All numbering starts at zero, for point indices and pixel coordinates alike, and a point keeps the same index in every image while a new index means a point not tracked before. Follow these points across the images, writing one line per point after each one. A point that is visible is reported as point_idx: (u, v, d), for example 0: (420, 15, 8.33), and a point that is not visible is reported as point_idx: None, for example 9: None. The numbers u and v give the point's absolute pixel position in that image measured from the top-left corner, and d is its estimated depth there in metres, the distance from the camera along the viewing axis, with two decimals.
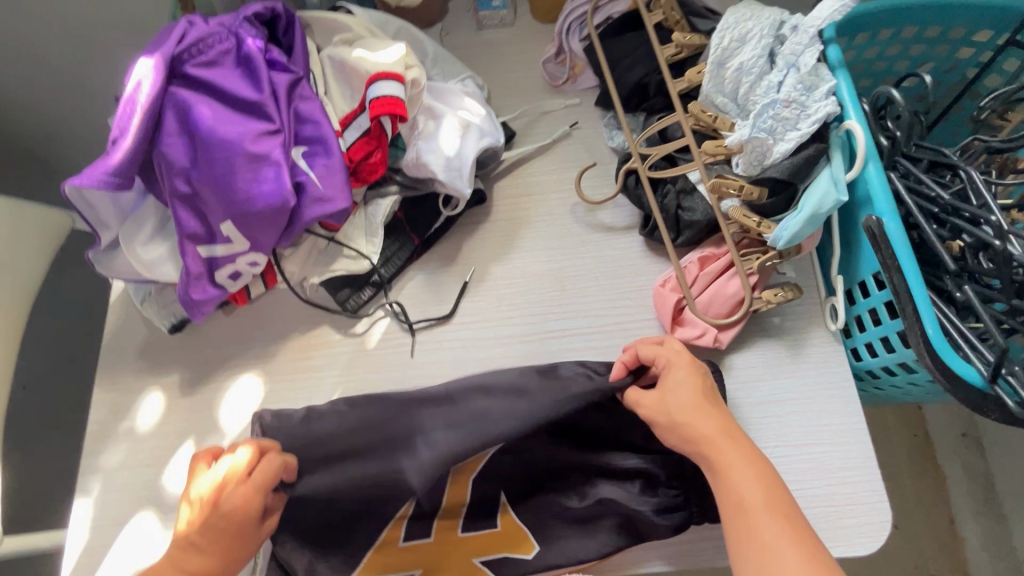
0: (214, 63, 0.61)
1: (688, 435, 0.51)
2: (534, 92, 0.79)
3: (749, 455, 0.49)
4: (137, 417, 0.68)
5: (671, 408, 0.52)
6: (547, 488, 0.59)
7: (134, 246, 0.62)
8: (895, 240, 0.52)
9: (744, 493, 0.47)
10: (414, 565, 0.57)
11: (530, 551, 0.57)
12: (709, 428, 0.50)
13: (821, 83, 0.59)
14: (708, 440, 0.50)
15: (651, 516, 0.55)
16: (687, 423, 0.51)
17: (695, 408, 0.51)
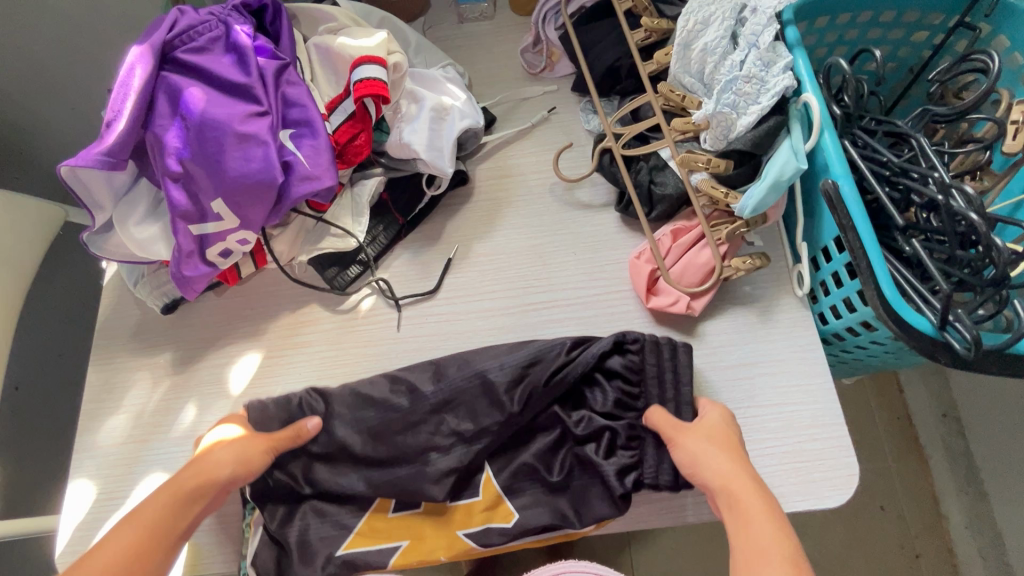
0: (204, 50, 0.63)
1: (709, 470, 0.52)
2: (513, 80, 0.82)
3: (768, 501, 0.49)
4: (131, 395, 0.70)
5: (694, 450, 0.54)
6: (526, 454, 0.61)
7: (128, 225, 0.64)
8: (849, 202, 0.55)
9: (759, 541, 0.46)
10: (402, 536, 0.60)
11: (509, 519, 0.59)
12: (737, 471, 0.51)
13: (779, 59, 0.62)
14: (729, 478, 0.51)
15: (610, 476, 0.58)
16: (706, 463, 0.53)
17: (718, 446, 0.54)
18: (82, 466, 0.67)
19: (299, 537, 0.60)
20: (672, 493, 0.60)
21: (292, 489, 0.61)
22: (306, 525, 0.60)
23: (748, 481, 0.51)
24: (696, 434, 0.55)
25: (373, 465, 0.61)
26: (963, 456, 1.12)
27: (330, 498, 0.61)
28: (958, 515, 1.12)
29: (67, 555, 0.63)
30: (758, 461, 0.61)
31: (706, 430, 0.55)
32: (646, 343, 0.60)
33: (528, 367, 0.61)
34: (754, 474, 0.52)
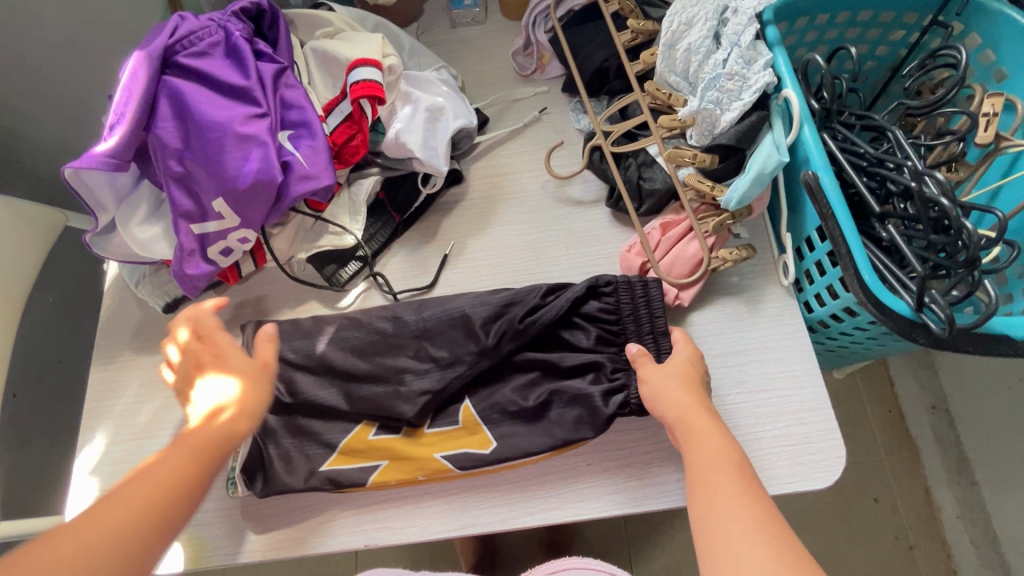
0: (204, 54, 0.65)
1: (670, 403, 0.57)
2: (505, 82, 0.85)
3: (718, 424, 0.56)
4: (134, 394, 0.71)
5: (657, 384, 0.59)
6: (505, 389, 0.65)
7: (130, 226, 0.65)
8: (829, 192, 0.57)
9: (711, 455, 0.53)
10: (383, 456, 0.63)
11: (487, 446, 0.63)
12: (695, 405, 0.57)
13: (759, 57, 0.64)
14: (688, 409, 0.57)
15: (598, 399, 0.62)
16: (668, 399, 0.58)
17: (677, 381, 0.59)
18: (81, 465, 0.68)
19: (279, 453, 0.63)
20: (664, 479, 0.62)
21: (276, 402, 0.65)
22: (286, 442, 0.64)
23: (703, 410, 0.57)
24: (662, 371, 0.60)
25: (355, 382, 0.65)
26: (953, 446, 1.14)
27: (311, 414, 0.65)
28: (950, 505, 1.13)
29: None
30: (749, 445, 0.63)
31: (669, 365, 0.60)
32: (619, 283, 0.65)
33: (506, 307, 0.66)
34: (707, 403, 0.58)
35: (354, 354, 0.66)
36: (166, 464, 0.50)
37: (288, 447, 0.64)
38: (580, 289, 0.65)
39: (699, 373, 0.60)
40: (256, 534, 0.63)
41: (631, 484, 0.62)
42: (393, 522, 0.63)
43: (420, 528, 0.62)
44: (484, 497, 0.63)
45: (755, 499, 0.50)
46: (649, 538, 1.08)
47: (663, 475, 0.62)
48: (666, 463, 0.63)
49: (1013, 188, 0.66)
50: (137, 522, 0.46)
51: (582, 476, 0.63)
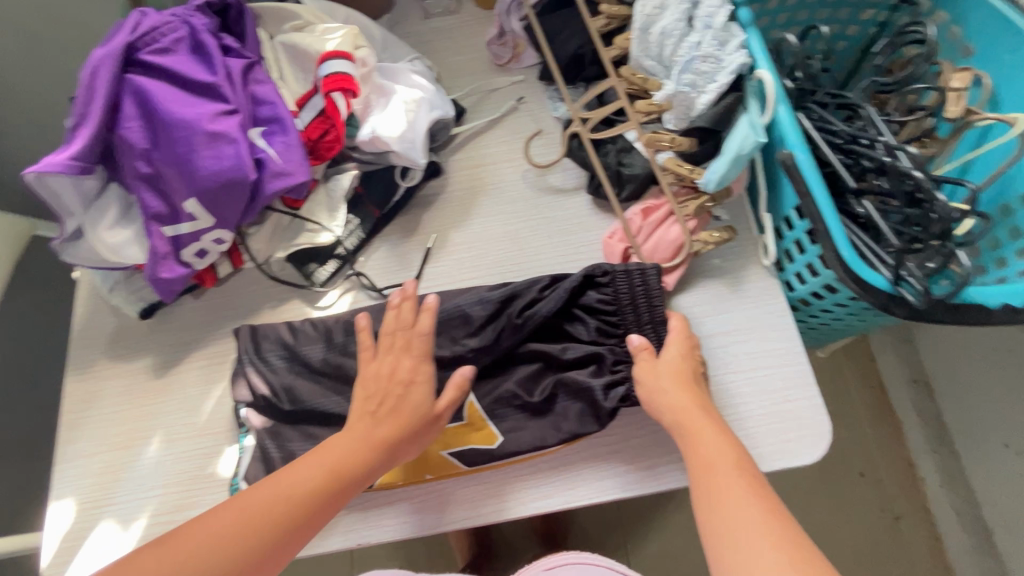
0: (168, 51, 0.63)
1: (667, 405, 0.58)
2: (481, 72, 0.84)
3: (714, 423, 0.56)
4: (112, 404, 0.69)
5: (654, 386, 0.59)
6: (509, 383, 0.64)
7: (99, 230, 0.64)
8: (806, 170, 0.58)
9: (712, 455, 0.54)
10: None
11: (493, 442, 0.62)
12: (692, 407, 0.57)
13: (732, 38, 0.65)
14: (684, 410, 0.57)
15: (599, 391, 0.61)
16: (663, 401, 0.58)
17: (674, 382, 0.58)
18: (61, 477, 0.66)
19: (284, 455, 0.64)
20: (656, 463, 0.63)
21: (277, 410, 0.65)
22: (293, 447, 0.64)
23: (698, 410, 0.57)
24: (656, 370, 0.59)
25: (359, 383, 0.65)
26: (934, 417, 1.17)
27: (318, 421, 0.65)
28: (933, 475, 1.16)
29: (53, 565, 0.63)
30: (740, 424, 0.64)
31: (661, 362, 0.60)
32: (616, 273, 0.64)
33: (508, 301, 0.65)
34: (702, 401, 0.58)
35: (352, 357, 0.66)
36: (315, 492, 0.53)
37: (293, 450, 0.64)
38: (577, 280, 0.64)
39: (694, 371, 0.60)
40: None
41: (623, 469, 0.63)
42: (387, 518, 0.63)
43: (413, 522, 0.62)
44: (486, 491, 0.63)
45: (763, 498, 0.50)
46: (644, 523, 1.09)
47: (655, 459, 0.63)
48: (655, 447, 0.63)
49: (984, 161, 0.68)
50: (297, 518, 0.52)
51: (573, 464, 0.63)
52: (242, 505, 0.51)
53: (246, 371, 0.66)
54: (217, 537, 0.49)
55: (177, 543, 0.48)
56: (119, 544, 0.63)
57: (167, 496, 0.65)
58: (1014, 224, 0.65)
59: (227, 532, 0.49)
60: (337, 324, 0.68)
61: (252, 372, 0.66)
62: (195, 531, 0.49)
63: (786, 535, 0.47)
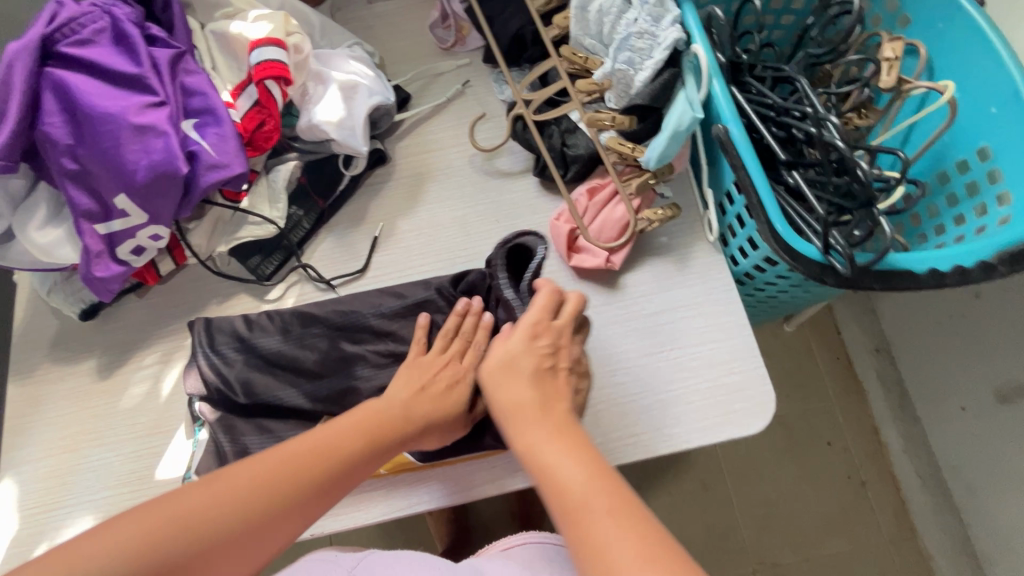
0: (88, 42, 0.61)
1: (506, 406, 0.52)
2: (426, 56, 0.82)
3: (555, 423, 0.49)
4: (58, 407, 0.68)
5: (494, 384, 0.53)
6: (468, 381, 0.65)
7: (28, 230, 0.62)
8: (739, 143, 0.58)
9: (555, 457, 0.46)
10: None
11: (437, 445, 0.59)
12: (526, 404, 0.51)
13: (667, 13, 0.64)
14: (523, 408, 0.51)
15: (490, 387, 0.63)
16: (501, 403, 0.52)
17: (511, 380, 0.53)
18: (7, 484, 0.65)
19: (237, 449, 0.63)
20: (606, 440, 0.63)
21: (232, 402, 0.65)
22: (246, 441, 0.64)
23: (534, 407, 0.51)
24: (495, 378, 0.54)
25: (312, 376, 0.65)
26: (895, 385, 1.20)
27: (273, 415, 0.65)
28: (896, 440, 1.19)
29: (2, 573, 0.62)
30: (688, 398, 0.64)
31: (502, 367, 0.54)
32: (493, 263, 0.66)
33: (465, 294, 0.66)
34: (545, 399, 0.52)
35: (306, 348, 0.66)
36: (354, 446, 0.52)
37: (248, 443, 0.64)
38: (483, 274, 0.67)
39: (539, 367, 0.54)
40: None
41: None
42: (341, 511, 0.63)
43: (366, 512, 0.63)
44: (439, 483, 0.64)
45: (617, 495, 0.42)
46: None
47: (606, 436, 0.64)
48: (604, 424, 0.64)
49: (920, 132, 0.70)
50: (334, 473, 0.50)
51: None
52: (278, 450, 0.49)
53: (200, 364, 0.65)
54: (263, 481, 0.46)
55: (221, 483, 0.46)
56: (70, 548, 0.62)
57: (118, 496, 0.64)
58: (951, 190, 0.67)
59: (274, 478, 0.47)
60: (297, 316, 0.67)
61: (206, 363, 0.65)
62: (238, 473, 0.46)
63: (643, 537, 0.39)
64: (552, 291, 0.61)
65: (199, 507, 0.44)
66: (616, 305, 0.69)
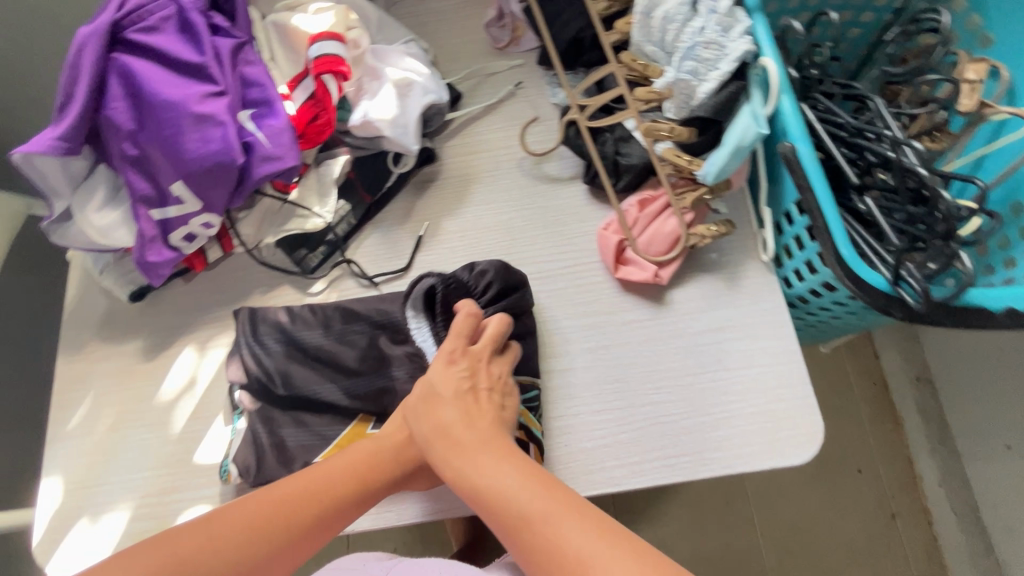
0: (155, 29, 0.62)
1: (434, 429, 0.55)
2: (479, 55, 0.81)
3: (485, 439, 0.53)
4: (103, 385, 0.69)
5: (420, 415, 0.57)
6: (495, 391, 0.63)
7: (87, 212, 0.63)
8: (806, 163, 0.56)
9: (488, 468, 0.51)
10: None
11: None
12: (452, 422, 0.55)
13: (737, 24, 0.62)
14: (452, 431, 0.54)
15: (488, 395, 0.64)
16: (428, 430, 0.56)
17: (433, 407, 0.56)
18: (52, 457, 0.67)
19: (274, 441, 0.63)
20: (644, 458, 0.62)
21: (270, 394, 0.65)
22: (284, 434, 0.64)
23: (459, 426, 0.55)
24: (420, 411, 0.57)
25: (350, 374, 0.65)
26: (935, 416, 1.15)
27: (309, 409, 0.65)
28: (931, 473, 1.15)
29: (42, 544, 0.63)
30: (730, 423, 0.62)
31: (422, 397, 0.57)
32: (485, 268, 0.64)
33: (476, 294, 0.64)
34: (470, 416, 0.55)
35: (347, 345, 0.66)
36: (343, 490, 0.53)
37: (285, 436, 0.64)
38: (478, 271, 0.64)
39: (458, 392, 0.57)
40: None
41: (609, 463, 0.62)
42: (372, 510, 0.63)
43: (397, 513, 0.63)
44: None
45: (552, 487, 0.48)
46: None
47: (644, 455, 0.62)
48: (642, 442, 0.62)
49: (996, 158, 0.65)
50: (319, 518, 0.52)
51: (561, 458, 0.63)
52: (266, 495, 0.51)
53: (243, 353, 0.66)
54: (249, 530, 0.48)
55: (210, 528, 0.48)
56: (107, 526, 0.63)
57: (156, 478, 0.65)
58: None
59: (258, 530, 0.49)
60: (342, 313, 0.67)
61: (248, 353, 0.66)
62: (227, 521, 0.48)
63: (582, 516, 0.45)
64: (472, 313, 0.61)
65: (185, 553, 0.46)
66: (662, 321, 0.67)
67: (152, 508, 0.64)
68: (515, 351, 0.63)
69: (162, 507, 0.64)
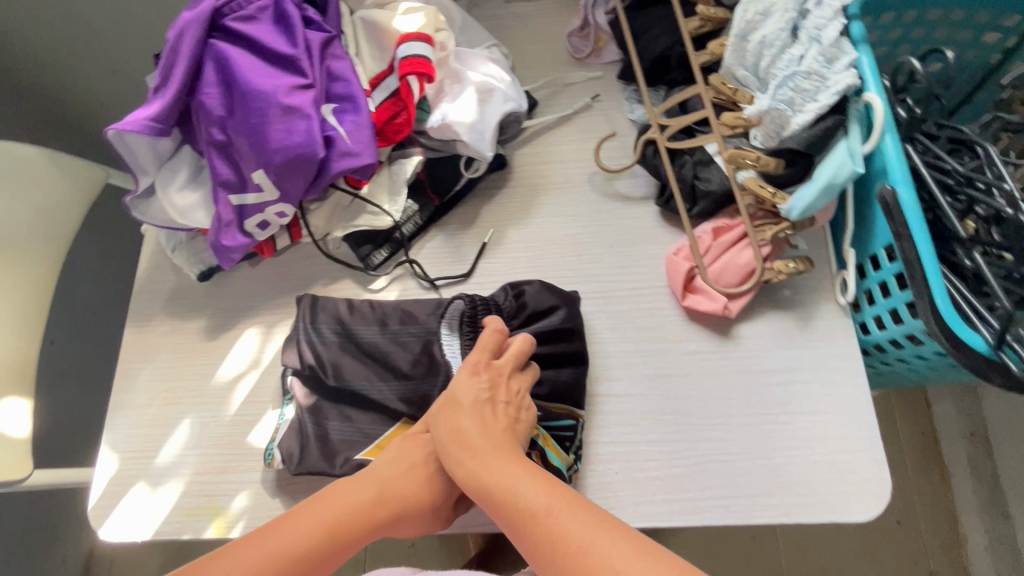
0: (252, 19, 0.63)
1: (451, 433, 0.54)
2: (558, 64, 0.80)
3: (500, 449, 0.52)
4: (165, 359, 0.71)
5: (438, 422, 0.55)
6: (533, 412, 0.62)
7: (170, 191, 0.65)
8: (908, 210, 0.53)
9: (500, 471, 0.50)
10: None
11: None
12: (468, 426, 0.54)
13: (843, 55, 0.59)
14: (467, 436, 0.53)
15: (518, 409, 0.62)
16: (443, 435, 0.54)
17: (449, 412, 0.55)
18: (112, 424, 0.69)
19: (319, 433, 0.63)
20: (695, 496, 0.60)
21: (321, 382, 0.64)
22: (329, 426, 0.64)
23: (474, 432, 0.53)
24: (439, 416, 0.55)
25: (403, 376, 0.64)
26: (989, 476, 1.06)
27: (358, 404, 0.65)
28: (979, 537, 1.05)
29: (98, 508, 0.65)
30: (790, 469, 0.60)
31: (443, 405, 0.56)
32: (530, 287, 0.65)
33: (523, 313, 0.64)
34: (487, 425, 0.54)
35: (400, 346, 0.64)
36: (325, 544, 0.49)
37: (331, 430, 0.64)
38: (530, 290, 0.65)
39: (478, 401, 0.55)
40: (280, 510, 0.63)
41: (658, 497, 0.60)
42: None
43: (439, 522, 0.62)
44: None
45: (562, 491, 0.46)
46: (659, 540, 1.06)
47: (695, 492, 0.60)
48: (695, 478, 0.60)
49: None
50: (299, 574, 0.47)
51: (601, 485, 0.61)
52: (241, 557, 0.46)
53: (300, 341, 0.65)
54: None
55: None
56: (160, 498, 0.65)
57: (207, 456, 0.66)
58: None
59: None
60: (399, 313, 0.67)
61: (304, 341, 0.65)
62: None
63: (594, 517, 0.43)
64: (496, 332, 0.59)
65: None
66: (725, 355, 0.65)
67: (200, 485, 0.65)
68: (535, 376, 0.60)
69: (210, 485, 0.65)
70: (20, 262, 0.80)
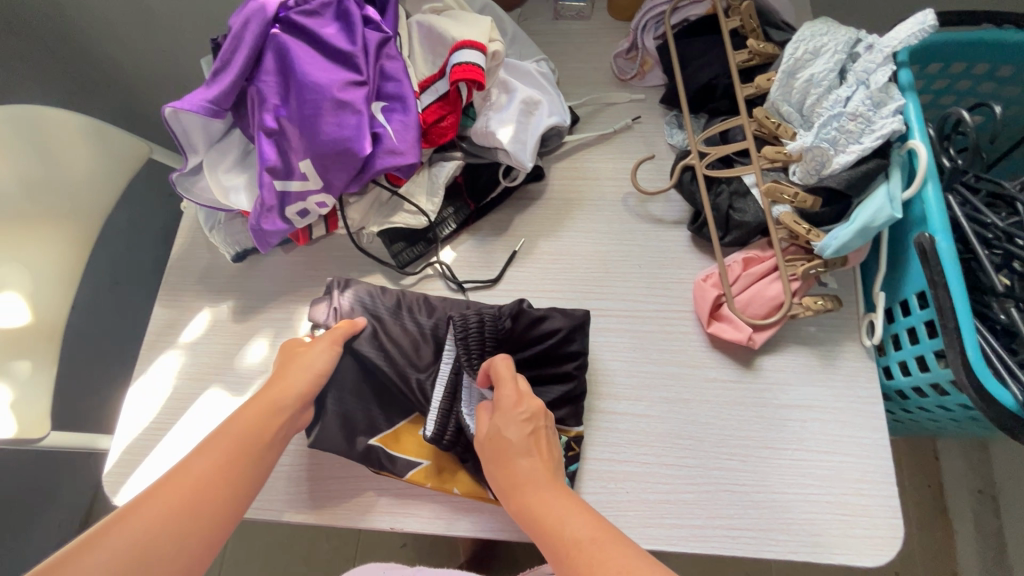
0: (315, 14, 0.65)
1: (503, 466, 0.53)
2: (601, 83, 0.82)
3: (552, 488, 0.50)
4: (190, 334, 0.72)
5: (490, 456, 0.54)
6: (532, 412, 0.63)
7: (217, 172, 0.66)
8: (945, 258, 0.53)
9: (550, 505, 0.48)
10: (426, 455, 0.62)
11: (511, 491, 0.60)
12: (517, 459, 0.52)
13: (890, 101, 0.60)
14: (518, 470, 0.52)
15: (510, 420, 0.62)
16: (495, 469, 0.53)
17: (497, 446, 0.54)
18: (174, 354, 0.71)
19: (339, 404, 0.63)
20: (704, 524, 0.60)
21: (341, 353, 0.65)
22: (346, 401, 0.63)
23: (523, 466, 0.52)
24: (487, 457, 0.54)
25: (417, 369, 0.65)
26: (993, 535, 1.04)
27: (374, 383, 0.65)
28: None
29: (112, 474, 0.66)
30: (803, 507, 0.60)
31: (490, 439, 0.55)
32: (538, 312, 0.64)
33: (524, 332, 0.64)
34: (539, 462, 0.53)
35: (417, 340, 0.66)
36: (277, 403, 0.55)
37: (350, 409, 0.63)
38: (530, 312, 0.64)
39: (526, 436, 0.54)
40: (288, 495, 0.63)
41: (669, 521, 0.60)
42: (420, 510, 0.62)
43: (445, 525, 0.62)
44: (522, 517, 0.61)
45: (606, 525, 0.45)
46: None
47: (705, 519, 0.60)
48: (705, 506, 0.60)
49: None
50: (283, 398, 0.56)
51: (610, 503, 0.61)
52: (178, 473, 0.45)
53: (326, 310, 0.67)
54: (204, 473, 0.46)
55: (130, 527, 0.41)
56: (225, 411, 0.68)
57: None
58: None
59: (214, 469, 0.47)
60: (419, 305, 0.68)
61: (330, 310, 0.67)
62: (176, 475, 0.45)
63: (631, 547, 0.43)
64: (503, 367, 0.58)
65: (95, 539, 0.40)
66: (746, 385, 0.65)
67: None
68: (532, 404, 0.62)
69: None
70: (65, 227, 0.83)
